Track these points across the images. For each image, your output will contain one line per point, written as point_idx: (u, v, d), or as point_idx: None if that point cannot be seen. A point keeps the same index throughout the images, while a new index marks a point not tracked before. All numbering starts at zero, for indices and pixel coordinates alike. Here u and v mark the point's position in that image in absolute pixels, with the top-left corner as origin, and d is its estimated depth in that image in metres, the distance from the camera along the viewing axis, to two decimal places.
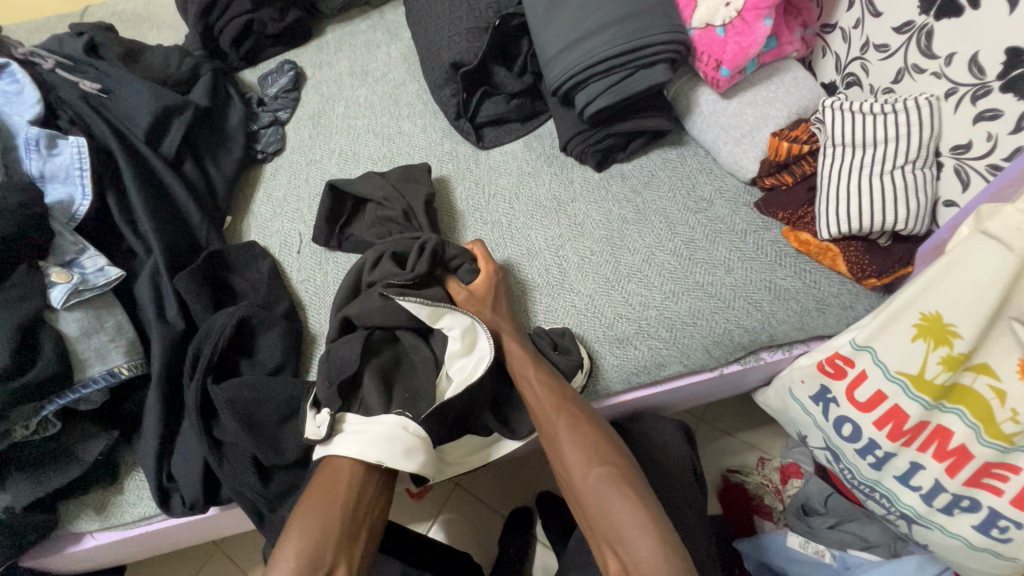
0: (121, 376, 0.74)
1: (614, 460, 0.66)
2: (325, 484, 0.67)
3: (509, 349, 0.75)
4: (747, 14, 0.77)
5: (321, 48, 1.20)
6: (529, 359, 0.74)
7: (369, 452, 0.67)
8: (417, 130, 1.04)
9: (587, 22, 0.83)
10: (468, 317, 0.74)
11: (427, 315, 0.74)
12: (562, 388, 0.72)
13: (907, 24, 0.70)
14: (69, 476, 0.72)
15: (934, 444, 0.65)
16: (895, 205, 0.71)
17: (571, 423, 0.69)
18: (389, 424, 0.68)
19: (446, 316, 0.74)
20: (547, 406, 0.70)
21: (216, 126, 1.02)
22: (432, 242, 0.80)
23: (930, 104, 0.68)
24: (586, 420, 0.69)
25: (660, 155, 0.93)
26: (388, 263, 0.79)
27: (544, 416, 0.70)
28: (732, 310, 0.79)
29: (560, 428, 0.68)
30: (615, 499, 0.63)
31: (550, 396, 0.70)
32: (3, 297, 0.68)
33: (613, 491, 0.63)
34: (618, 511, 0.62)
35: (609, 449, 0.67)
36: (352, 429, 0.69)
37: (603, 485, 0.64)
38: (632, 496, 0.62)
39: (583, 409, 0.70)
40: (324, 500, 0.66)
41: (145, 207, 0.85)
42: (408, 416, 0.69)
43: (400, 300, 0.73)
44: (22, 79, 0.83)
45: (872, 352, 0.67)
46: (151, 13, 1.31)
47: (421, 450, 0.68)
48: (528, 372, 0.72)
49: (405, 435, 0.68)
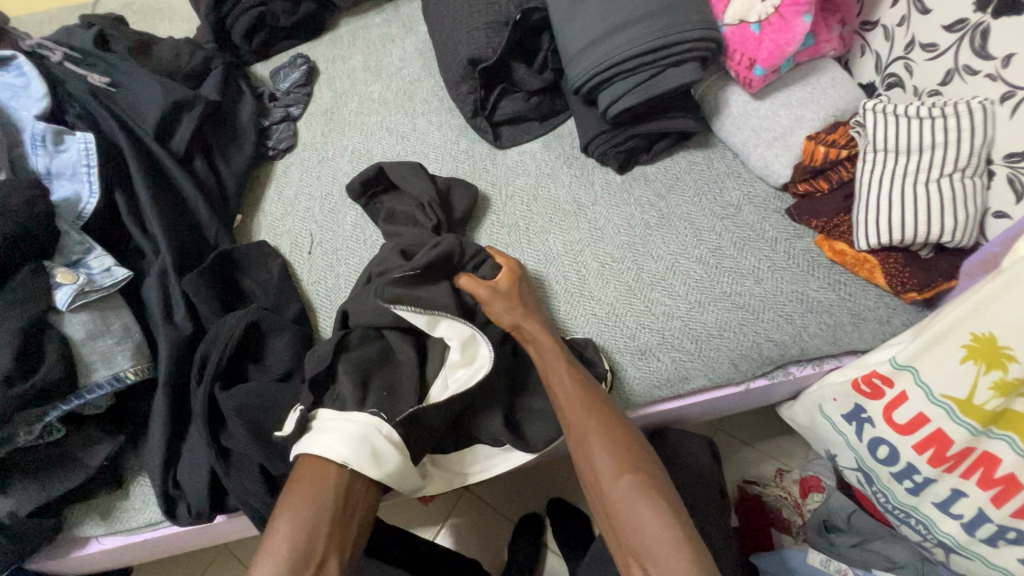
0: (126, 381, 0.72)
1: (646, 469, 0.62)
2: (309, 481, 0.63)
3: (538, 342, 0.72)
4: (785, 9, 0.73)
5: (334, 42, 1.17)
6: (561, 354, 0.70)
7: (337, 449, 0.64)
8: (432, 128, 1.01)
9: (614, 17, 0.79)
10: (466, 328, 0.71)
11: (425, 323, 0.70)
12: (593, 388, 0.68)
13: (960, 22, 0.66)
14: (75, 481, 0.71)
15: (979, 470, 0.62)
16: (941, 216, 0.67)
17: (602, 424, 0.65)
18: (360, 423, 0.65)
19: (444, 323, 0.71)
20: (577, 405, 0.66)
21: (227, 122, 0.99)
22: (445, 243, 0.76)
23: (984, 109, 0.64)
24: (617, 424, 0.66)
25: (686, 158, 0.89)
26: (393, 257, 0.76)
27: (572, 415, 0.66)
28: (761, 323, 0.75)
29: (590, 430, 0.65)
30: (645, 510, 0.59)
31: (582, 395, 0.67)
32: (7, 299, 0.66)
33: (644, 502, 0.59)
34: (648, 523, 0.58)
35: (640, 456, 0.64)
36: (324, 425, 0.67)
37: (633, 494, 0.60)
38: (665, 508, 0.59)
39: (614, 411, 0.67)
40: (311, 497, 0.62)
41: (153, 205, 0.82)
42: (381, 415, 0.66)
43: (394, 309, 0.69)
44: (29, 72, 0.81)
45: (913, 373, 0.63)
46: (162, 5, 1.28)
47: (393, 452, 0.65)
48: (560, 367, 0.69)
49: (377, 435, 0.65)
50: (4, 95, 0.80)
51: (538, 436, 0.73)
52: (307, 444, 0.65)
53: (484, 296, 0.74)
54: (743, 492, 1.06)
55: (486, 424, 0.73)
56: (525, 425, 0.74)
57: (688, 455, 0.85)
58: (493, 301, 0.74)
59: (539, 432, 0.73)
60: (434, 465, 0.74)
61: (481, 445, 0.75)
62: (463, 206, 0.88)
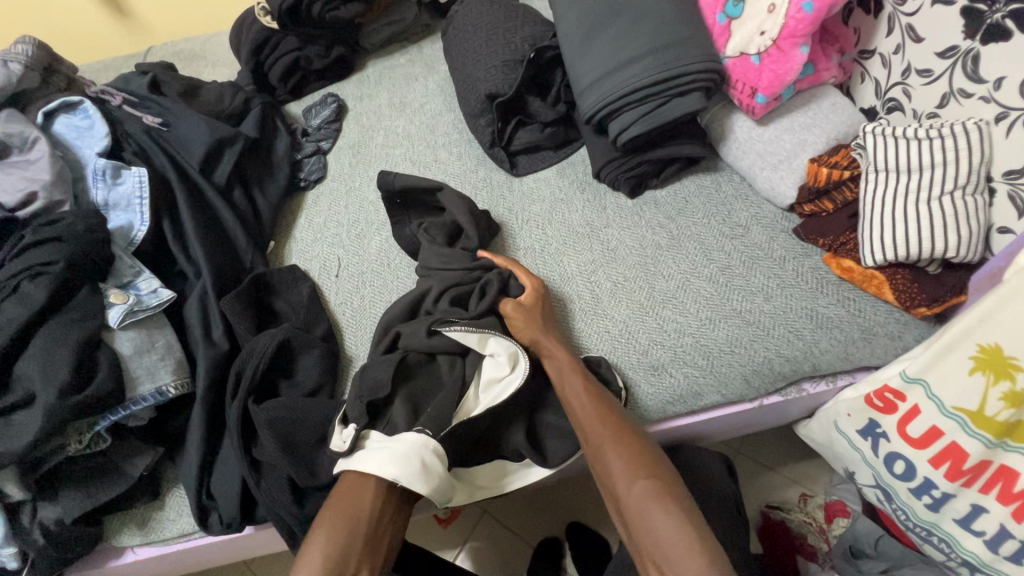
0: (168, 395, 0.77)
1: (659, 475, 0.64)
2: (348, 499, 0.66)
3: (553, 358, 0.74)
4: (782, 42, 0.77)
5: (362, 82, 1.26)
6: (576, 369, 0.72)
7: (386, 467, 0.66)
8: (452, 158, 1.07)
9: (623, 53, 0.85)
10: (512, 343, 0.75)
11: (475, 342, 0.75)
12: (607, 399, 0.70)
13: (951, 49, 0.69)
14: (117, 489, 0.75)
15: (998, 485, 0.61)
16: (945, 232, 0.68)
17: (616, 433, 0.67)
18: (410, 443, 0.68)
19: (492, 341, 0.75)
20: (591, 416, 0.68)
21: (264, 156, 1.07)
22: (493, 282, 0.82)
23: (979, 129, 0.66)
24: (631, 434, 0.67)
25: (694, 181, 0.93)
26: (448, 299, 0.80)
27: (588, 426, 0.68)
28: (773, 339, 0.77)
29: (605, 439, 0.67)
30: (660, 515, 0.61)
31: (596, 407, 0.69)
32: (66, 317, 0.72)
33: (658, 507, 0.61)
34: (662, 527, 0.60)
35: (654, 463, 0.65)
36: (374, 445, 0.69)
37: (648, 500, 0.62)
38: (679, 512, 0.60)
39: (627, 421, 0.69)
40: (347, 514, 0.65)
41: (196, 232, 0.89)
42: (429, 434, 0.69)
43: (445, 330, 0.75)
44: (93, 115, 0.91)
45: (924, 386, 0.64)
46: (207, 52, 1.40)
47: (438, 472, 0.68)
48: (575, 381, 0.71)
49: (425, 453, 0.67)
50: (71, 135, 0.90)
51: (555, 451, 0.74)
52: (354, 461, 0.68)
53: (512, 313, 0.78)
54: (766, 516, 1.05)
55: (505, 437, 0.75)
56: (543, 440, 0.76)
57: (704, 474, 0.85)
58: (517, 317, 0.78)
59: (557, 447, 0.74)
60: (460, 480, 0.75)
61: (507, 461, 0.77)
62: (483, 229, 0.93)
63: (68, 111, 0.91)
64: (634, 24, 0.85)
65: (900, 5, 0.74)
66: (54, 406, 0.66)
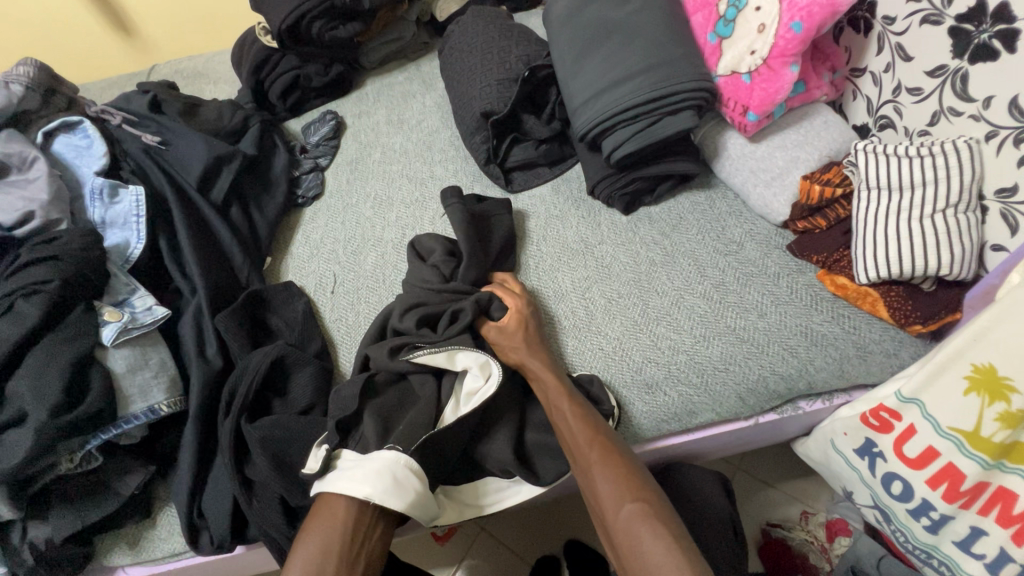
0: (160, 413, 0.77)
1: (648, 496, 0.63)
2: (323, 517, 0.66)
3: (541, 378, 0.74)
4: (772, 61, 0.77)
5: (361, 99, 1.28)
6: (562, 391, 0.72)
7: (360, 485, 0.65)
8: (448, 174, 1.08)
9: (615, 72, 0.85)
10: (482, 354, 0.74)
11: (443, 360, 0.75)
12: (595, 420, 0.70)
13: (940, 68, 0.69)
14: (108, 508, 0.75)
15: (996, 507, 0.60)
16: (938, 250, 0.68)
17: (603, 454, 0.66)
18: (383, 459, 0.66)
19: (461, 355, 0.75)
20: (580, 438, 0.68)
21: (262, 173, 1.08)
22: (466, 306, 0.79)
23: (970, 147, 0.67)
24: (619, 454, 0.67)
25: (688, 199, 0.93)
26: (414, 318, 0.78)
27: (576, 449, 0.68)
28: (767, 356, 0.76)
29: (593, 460, 0.66)
30: (648, 537, 0.60)
31: (584, 427, 0.68)
32: (58, 335, 0.72)
33: (646, 529, 0.60)
34: (650, 549, 0.59)
35: (643, 485, 0.65)
36: (347, 466, 0.68)
37: (636, 522, 0.61)
38: (668, 535, 0.60)
39: (616, 443, 0.68)
40: (322, 530, 0.65)
41: (193, 249, 0.90)
42: (400, 449, 0.68)
43: (413, 357, 0.74)
44: (93, 134, 0.92)
45: (920, 405, 0.63)
46: (209, 71, 1.43)
47: (412, 488, 0.66)
48: (562, 403, 0.71)
49: (398, 469, 0.66)
50: (70, 154, 0.91)
51: (547, 469, 0.73)
52: (327, 483, 0.68)
53: (494, 336, 0.78)
54: (767, 535, 1.03)
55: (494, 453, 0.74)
56: (535, 458, 0.75)
57: (703, 492, 0.84)
58: (501, 338, 0.78)
59: (549, 465, 0.73)
60: (446, 496, 0.75)
61: (492, 479, 0.76)
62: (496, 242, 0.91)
63: (68, 130, 0.93)
64: (626, 44, 0.86)
65: (889, 24, 0.75)
66: (46, 425, 0.66)
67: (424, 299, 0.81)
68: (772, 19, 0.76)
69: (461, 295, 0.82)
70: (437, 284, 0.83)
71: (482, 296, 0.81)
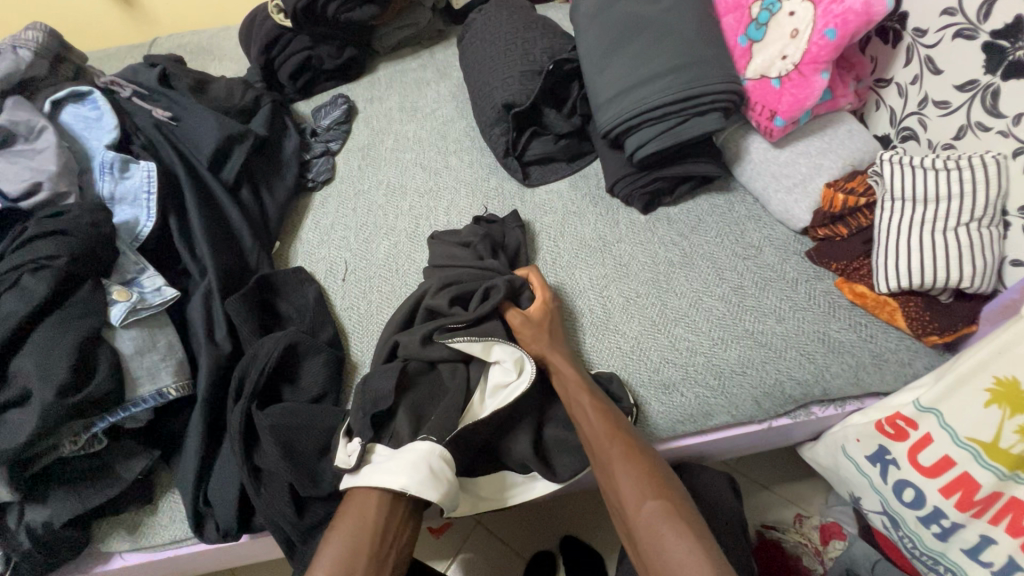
0: (168, 397, 0.74)
1: (670, 495, 0.63)
2: (354, 512, 0.66)
3: (562, 372, 0.74)
4: (804, 67, 0.77)
5: (373, 84, 1.25)
6: (582, 386, 0.72)
7: (395, 477, 0.64)
8: (463, 165, 1.07)
9: (644, 70, 0.85)
10: (518, 349, 0.74)
11: (479, 350, 0.74)
12: (617, 417, 0.69)
13: (970, 83, 0.70)
14: (112, 492, 0.73)
15: (1008, 517, 0.61)
16: (960, 263, 0.69)
17: (625, 451, 0.66)
18: (418, 451, 0.66)
19: (497, 348, 0.74)
20: (600, 434, 0.67)
21: (273, 154, 1.06)
22: (499, 285, 0.79)
23: (997, 162, 0.67)
24: (641, 452, 0.67)
25: (707, 201, 0.93)
26: (448, 298, 0.78)
27: (596, 443, 0.68)
28: (785, 361, 0.77)
29: (615, 458, 0.66)
30: (671, 535, 0.60)
31: (606, 424, 0.68)
32: (66, 313, 0.69)
33: (669, 528, 0.60)
34: (673, 549, 0.59)
35: (665, 484, 0.64)
36: (381, 459, 0.68)
37: (658, 521, 0.61)
38: (690, 533, 0.60)
39: (637, 440, 0.68)
40: (353, 526, 0.64)
41: (204, 230, 0.87)
42: (435, 441, 0.67)
43: (448, 342, 0.74)
44: (103, 106, 0.89)
45: (937, 415, 0.64)
46: (214, 47, 1.39)
47: (446, 482, 0.66)
48: (583, 398, 0.70)
49: (433, 462, 0.66)
50: (78, 125, 0.88)
51: (564, 467, 0.73)
52: (359, 475, 0.67)
53: (519, 325, 0.77)
54: (761, 536, 1.03)
55: (512, 448, 0.73)
56: (552, 454, 0.74)
57: (713, 495, 0.85)
58: (525, 329, 0.77)
59: (566, 462, 0.73)
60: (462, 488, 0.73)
61: (510, 472, 0.76)
62: (513, 240, 0.91)
63: (76, 100, 0.89)
64: (656, 42, 0.85)
65: (920, 36, 0.75)
66: (51, 406, 0.64)
67: (460, 279, 0.81)
68: (806, 25, 0.77)
69: (494, 275, 0.83)
70: (473, 263, 0.83)
71: (517, 280, 0.81)
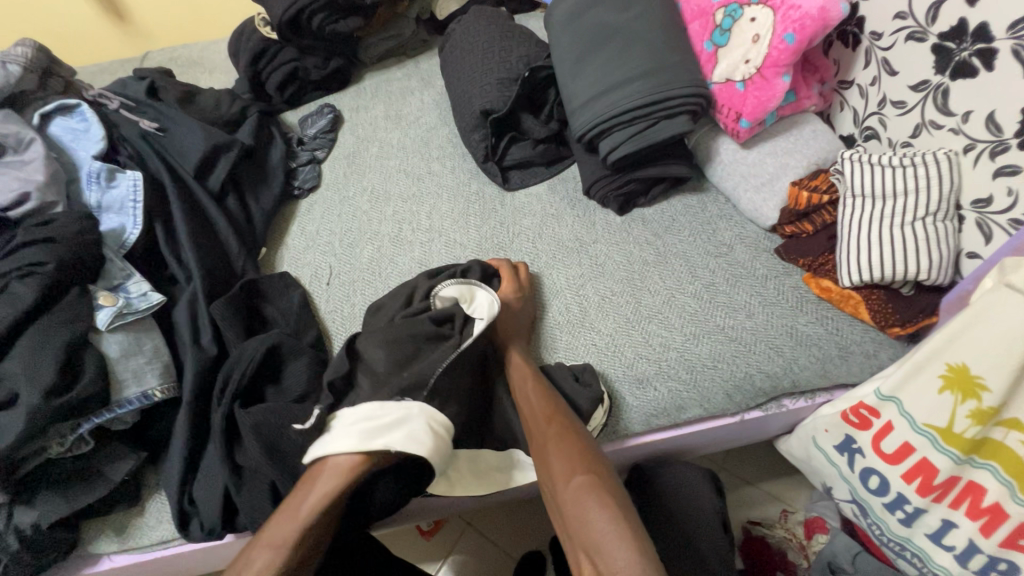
0: (153, 399, 0.76)
1: (598, 470, 0.65)
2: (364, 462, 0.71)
3: (513, 364, 0.79)
4: (766, 71, 0.80)
5: (359, 93, 1.28)
6: (529, 374, 0.76)
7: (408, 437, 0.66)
8: (446, 171, 1.09)
9: (614, 76, 0.88)
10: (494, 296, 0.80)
11: (464, 293, 0.81)
12: (556, 402, 0.73)
13: (923, 83, 0.73)
14: (98, 493, 0.74)
15: (967, 500, 0.63)
16: (918, 256, 0.71)
17: (560, 432, 0.69)
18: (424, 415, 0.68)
19: (478, 293, 0.81)
20: (539, 416, 0.71)
21: (259, 163, 1.08)
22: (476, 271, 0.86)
23: (949, 159, 0.70)
24: (574, 433, 0.69)
25: (681, 201, 0.96)
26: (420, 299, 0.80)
27: (535, 426, 0.71)
28: (754, 355, 0.79)
29: (549, 439, 0.69)
30: (594, 507, 0.61)
31: (544, 408, 0.72)
32: (55, 318, 0.72)
33: (593, 499, 0.61)
34: (594, 518, 0.60)
35: (594, 460, 0.66)
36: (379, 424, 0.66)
37: (584, 493, 0.62)
38: (612, 504, 0.60)
39: (574, 422, 0.70)
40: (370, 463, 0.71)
41: (189, 236, 0.90)
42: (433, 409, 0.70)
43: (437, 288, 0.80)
44: (90, 118, 0.92)
45: (897, 404, 0.66)
46: (204, 59, 1.42)
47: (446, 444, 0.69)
48: (527, 386, 0.75)
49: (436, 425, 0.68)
50: (67, 137, 0.91)
51: None
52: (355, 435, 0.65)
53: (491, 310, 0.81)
54: (747, 532, 1.04)
55: None
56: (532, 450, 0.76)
57: (691, 490, 0.86)
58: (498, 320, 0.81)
59: None
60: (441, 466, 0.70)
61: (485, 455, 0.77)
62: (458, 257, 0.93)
63: (65, 113, 0.92)
64: (625, 48, 0.88)
65: (876, 39, 0.78)
66: (38, 408, 0.66)
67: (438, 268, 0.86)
68: (766, 30, 0.80)
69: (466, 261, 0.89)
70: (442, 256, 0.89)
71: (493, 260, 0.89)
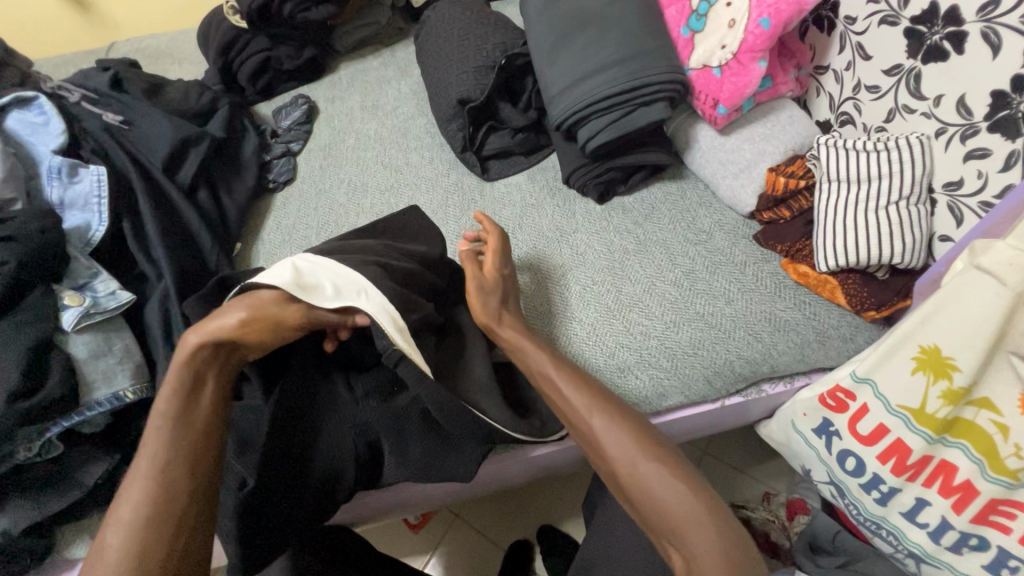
0: (126, 400, 0.74)
1: (652, 441, 0.59)
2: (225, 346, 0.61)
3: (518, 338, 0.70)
4: (742, 56, 0.80)
5: (334, 83, 1.26)
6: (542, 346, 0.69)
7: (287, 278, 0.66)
8: (424, 162, 1.07)
9: (590, 63, 0.87)
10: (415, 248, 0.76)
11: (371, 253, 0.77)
12: (584, 375, 0.65)
13: (897, 67, 0.73)
14: (69, 498, 0.72)
15: (939, 478, 0.65)
16: (893, 239, 0.72)
17: (600, 405, 0.62)
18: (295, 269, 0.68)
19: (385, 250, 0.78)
20: (570, 393, 0.63)
21: (231, 156, 1.05)
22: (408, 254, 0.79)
23: (921, 143, 0.71)
24: (614, 403, 0.62)
25: (660, 189, 0.95)
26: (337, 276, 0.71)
27: (566, 402, 0.64)
28: (733, 341, 0.79)
29: (590, 415, 0.61)
30: (658, 483, 0.55)
31: (572, 381, 0.64)
32: (18, 319, 0.69)
33: (655, 475, 0.56)
34: (662, 495, 0.54)
35: (642, 430, 0.60)
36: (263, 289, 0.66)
37: (644, 470, 0.56)
38: (679, 477, 0.55)
39: (610, 392, 0.64)
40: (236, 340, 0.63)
41: (159, 231, 0.87)
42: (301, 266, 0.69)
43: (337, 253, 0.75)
44: (49, 110, 0.88)
45: (872, 386, 0.67)
46: (173, 50, 1.37)
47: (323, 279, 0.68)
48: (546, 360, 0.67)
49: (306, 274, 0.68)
50: (25, 131, 0.87)
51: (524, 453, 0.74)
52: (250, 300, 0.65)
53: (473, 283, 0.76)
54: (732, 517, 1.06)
55: None
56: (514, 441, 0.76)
57: None
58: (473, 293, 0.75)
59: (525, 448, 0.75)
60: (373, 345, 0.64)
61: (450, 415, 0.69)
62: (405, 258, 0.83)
63: (21, 105, 0.88)
64: (601, 35, 0.87)
65: (850, 24, 0.78)
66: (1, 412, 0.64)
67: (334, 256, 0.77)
68: (742, 15, 0.80)
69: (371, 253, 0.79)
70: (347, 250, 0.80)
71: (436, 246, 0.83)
